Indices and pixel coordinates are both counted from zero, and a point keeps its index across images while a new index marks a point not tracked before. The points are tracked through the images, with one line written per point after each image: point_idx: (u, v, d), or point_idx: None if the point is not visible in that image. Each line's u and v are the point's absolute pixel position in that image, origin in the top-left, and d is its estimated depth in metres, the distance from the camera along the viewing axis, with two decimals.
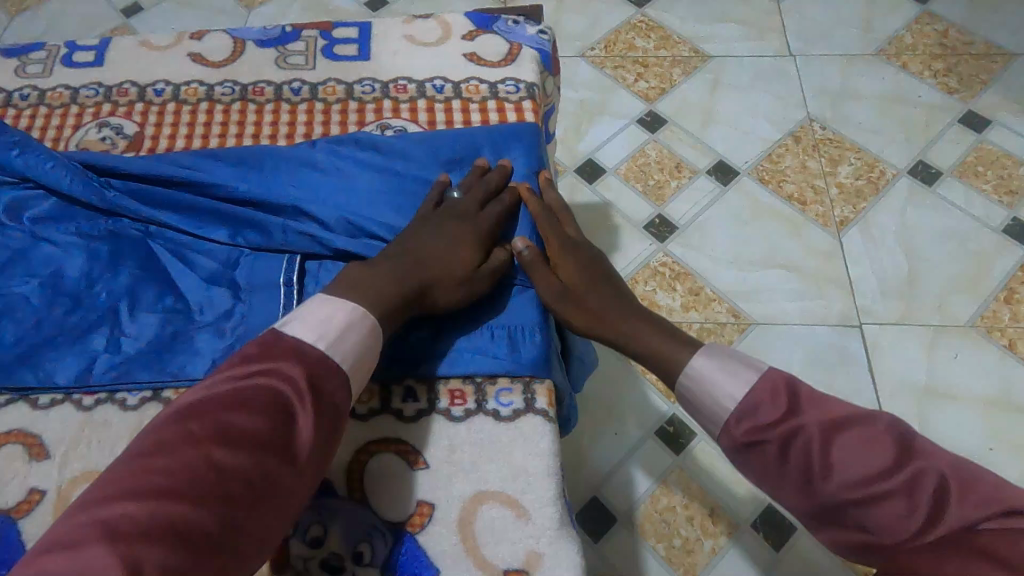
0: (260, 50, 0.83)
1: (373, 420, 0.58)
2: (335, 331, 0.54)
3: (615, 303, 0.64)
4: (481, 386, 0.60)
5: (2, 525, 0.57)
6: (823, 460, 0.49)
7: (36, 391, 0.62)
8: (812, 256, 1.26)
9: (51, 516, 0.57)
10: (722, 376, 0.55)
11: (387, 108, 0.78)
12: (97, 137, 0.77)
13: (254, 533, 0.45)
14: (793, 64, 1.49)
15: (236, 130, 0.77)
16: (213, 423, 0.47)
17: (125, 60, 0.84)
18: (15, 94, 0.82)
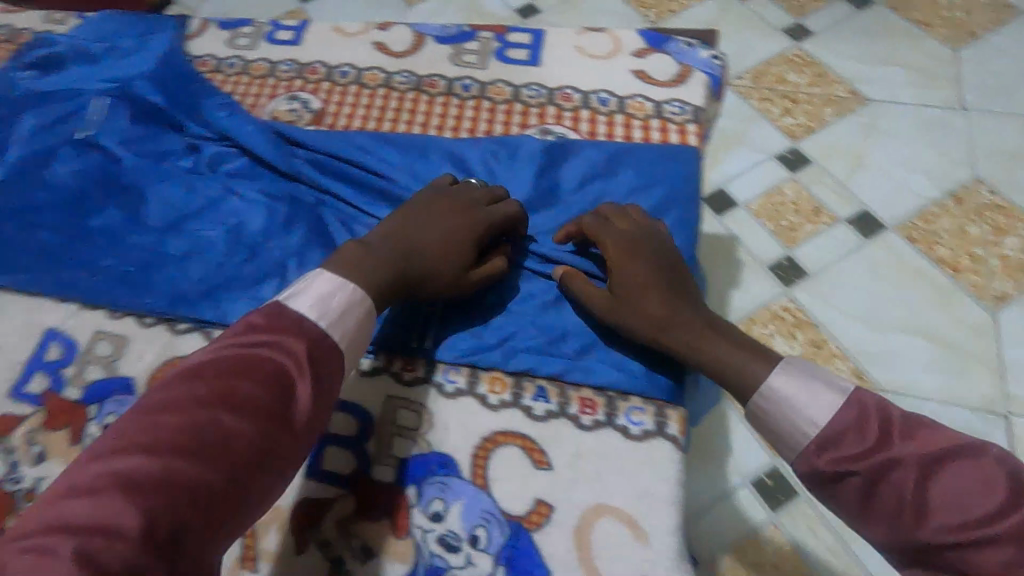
0: (437, 46, 0.89)
1: (503, 410, 0.61)
2: (335, 311, 0.54)
3: (681, 307, 0.59)
4: (613, 400, 0.61)
5: None
6: (916, 498, 0.44)
7: (212, 325, 0.70)
8: (959, 329, 1.15)
9: None
10: (803, 397, 0.50)
11: (550, 114, 0.81)
12: (287, 108, 0.85)
13: (257, 495, 0.45)
14: (964, 119, 1.37)
15: (408, 118, 0.83)
16: (217, 386, 0.47)
17: (318, 41, 0.92)
18: (224, 62, 0.92)
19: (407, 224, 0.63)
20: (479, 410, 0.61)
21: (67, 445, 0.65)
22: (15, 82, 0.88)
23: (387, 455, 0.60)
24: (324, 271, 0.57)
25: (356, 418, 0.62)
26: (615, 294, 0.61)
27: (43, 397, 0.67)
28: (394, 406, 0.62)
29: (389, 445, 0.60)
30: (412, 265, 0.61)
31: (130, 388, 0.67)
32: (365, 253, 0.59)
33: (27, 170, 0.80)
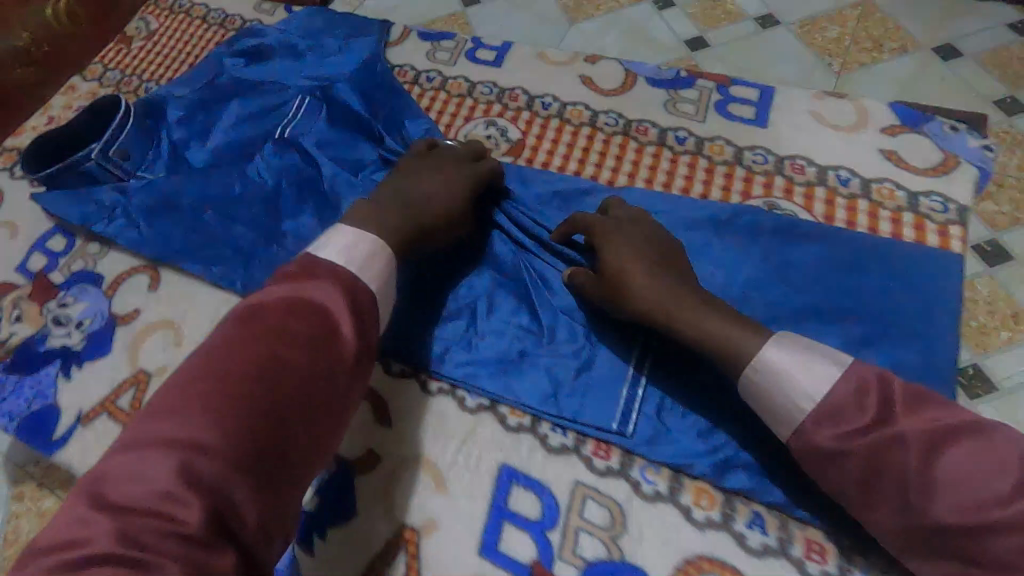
0: (650, 89, 0.84)
1: (710, 532, 0.59)
2: (362, 256, 0.55)
3: (671, 283, 0.60)
4: (847, 552, 0.57)
5: (345, 473, 0.64)
6: (922, 473, 0.46)
7: (391, 358, 0.69)
8: None
9: (382, 484, 0.63)
10: (798, 369, 0.51)
11: (779, 187, 0.74)
12: (483, 134, 0.83)
13: (319, 421, 0.47)
14: None
15: (613, 163, 0.79)
16: (276, 322, 0.48)
17: (520, 66, 0.88)
18: (422, 74, 0.90)
19: (399, 183, 0.67)
20: (682, 523, 0.59)
21: None
22: (222, 66, 0.92)
23: (574, 554, 0.58)
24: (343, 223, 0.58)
25: (545, 503, 0.61)
26: (615, 272, 0.62)
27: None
28: (583, 495, 0.61)
29: (577, 541, 0.59)
30: (420, 215, 0.64)
31: None
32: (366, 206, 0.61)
33: (227, 159, 0.84)
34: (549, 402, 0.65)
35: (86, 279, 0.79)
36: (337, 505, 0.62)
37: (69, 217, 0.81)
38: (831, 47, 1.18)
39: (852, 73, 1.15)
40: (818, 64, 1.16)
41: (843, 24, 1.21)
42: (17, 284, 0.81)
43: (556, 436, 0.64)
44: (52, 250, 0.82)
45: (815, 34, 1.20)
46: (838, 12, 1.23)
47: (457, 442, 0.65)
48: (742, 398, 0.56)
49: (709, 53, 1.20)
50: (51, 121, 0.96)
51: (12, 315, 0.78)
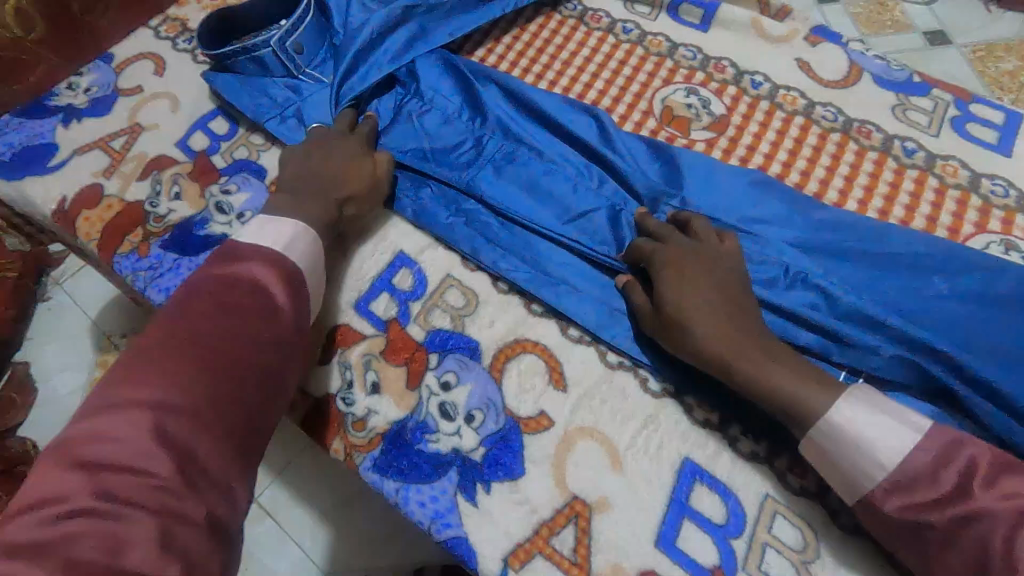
0: (878, 88, 0.76)
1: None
2: (287, 236, 0.57)
3: (725, 316, 0.55)
4: None
5: (510, 428, 0.58)
6: (1000, 552, 0.42)
7: (570, 320, 0.63)
8: None
9: (552, 450, 0.57)
10: (870, 436, 0.48)
11: (1021, 226, 0.65)
12: (684, 101, 0.78)
13: (268, 382, 0.50)
14: None
15: (829, 164, 0.72)
16: (215, 300, 0.51)
17: (729, 34, 0.83)
18: (619, 23, 0.86)
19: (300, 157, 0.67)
20: (882, 565, 0.50)
21: (402, 388, 0.61)
22: None
23: (759, 569, 0.51)
24: (262, 215, 0.59)
25: (730, 509, 0.53)
26: (666, 308, 0.56)
27: (386, 325, 0.65)
28: (773, 511, 0.53)
29: (762, 557, 0.51)
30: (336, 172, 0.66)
31: (475, 352, 0.63)
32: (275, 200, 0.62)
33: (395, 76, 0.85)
34: (742, 405, 0.57)
35: (243, 169, 0.78)
36: (496, 460, 0.57)
37: (240, 104, 0.81)
38: (1004, 81, 1.08)
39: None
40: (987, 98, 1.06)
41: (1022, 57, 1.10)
42: (177, 160, 0.80)
43: (746, 441, 0.56)
44: (215, 132, 0.82)
45: (988, 63, 1.10)
46: (1020, 43, 1.11)
47: (639, 425, 0.58)
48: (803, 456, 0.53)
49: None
50: None
51: (171, 192, 0.77)
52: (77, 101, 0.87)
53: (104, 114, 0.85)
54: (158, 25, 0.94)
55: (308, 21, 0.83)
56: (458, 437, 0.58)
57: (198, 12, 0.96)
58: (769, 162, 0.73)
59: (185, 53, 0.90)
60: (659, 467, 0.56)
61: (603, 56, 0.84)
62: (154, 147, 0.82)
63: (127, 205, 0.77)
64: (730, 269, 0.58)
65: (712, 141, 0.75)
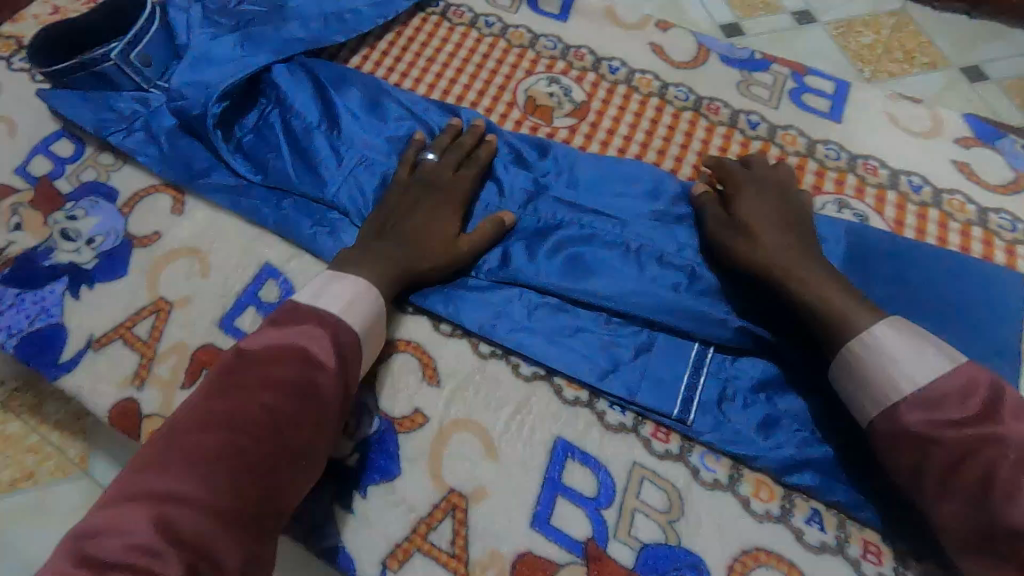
0: (724, 67, 0.80)
1: (768, 524, 0.53)
2: (347, 298, 0.55)
3: (794, 240, 0.57)
4: (909, 559, 0.51)
5: (385, 430, 0.58)
6: (1011, 476, 0.44)
7: (442, 318, 0.63)
8: None
9: (428, 446, 0.57)
10: (907, 355, 0.48)
11: (851, 185, 0.70)
12: (546, 90, 0.80)
13: (297, 464, 0.47)
14: None
15: (682, 141, 0.75)
16: (255, 373, 0.48)
17: (587, 23, 0.85)
18: (481, 17, 0.87)
19: (396, 210, 0.63)
20: (740, 514, 0.54)
21: None
22: None
23: (630, 534, 0.53)
24: (332, 269, 0.58)
25: (601, 481, 0.55)
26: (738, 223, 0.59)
27: None
28: (640, 477, 0.55)
29: (632, 522, 0.53)
30: (414, 249, 0.61)
31: None
32: (362, 263, 0.59)
33: None
34: (605, 380, 0.59)
35: (92, 192, 0.73)
36: (373, 464, 0.56)
37: (83, 121, 0.76)
38: (864, 53, 1.16)
39: (883, 81, 1.13)
40: (850, 68, 1.15)
41: (878, 31, 1.19)
42: (17, 188, 0.74)
43: (614, 414, 0.58)
44: (58, 155, 0.76)
45: (850, 38, 1.18)
46: (874, 18, 1.20)
47: (510, 411, 0.58)
48: (830, 378, 0.53)
49: (744, 41, 1.18)
50: (55, 11, 0.91)
51: (10, 223, 0.71)
52: None
53: None
54: None
55: (153, 32, 0.79)
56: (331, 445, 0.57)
57: (36, 27, 0.89)
58: (628, 144, 0.76)
59: (22, 72, 0.84)
60: (532, 449, 0.57)
61: (467, 51, 0.84)
62: None
63: None
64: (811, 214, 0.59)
65: (574, 127, 0.77)
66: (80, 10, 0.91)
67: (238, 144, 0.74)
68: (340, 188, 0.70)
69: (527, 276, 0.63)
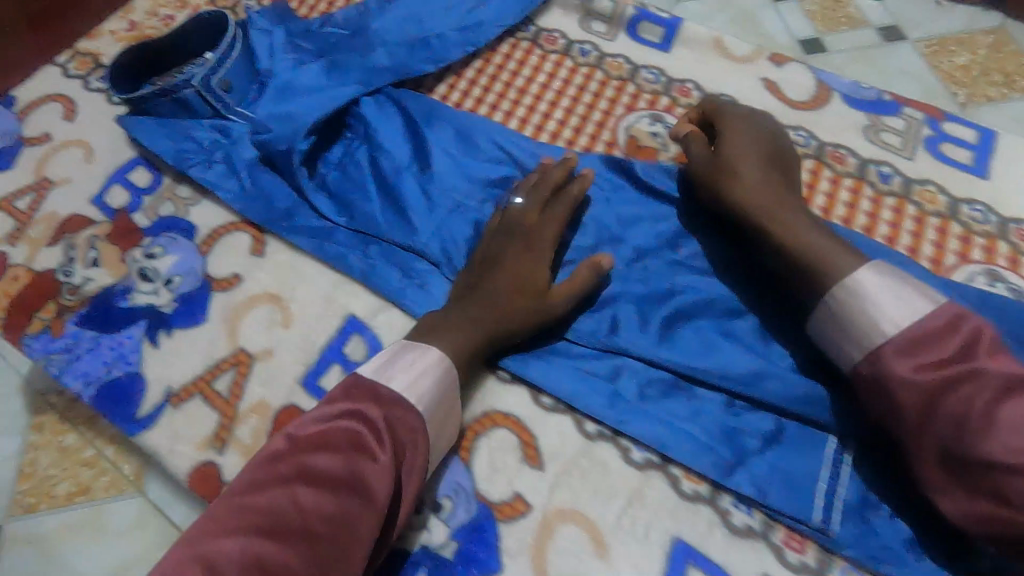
0: (848, 109, 0.73)
1: None
2: (411, 372, 0.50)
3: (774, 184, 0.56)
4: None
5: (483, 517, 0.53)
6: (984, 411, 0.42)
7: (544, 389, 0.58)
8: None
9: (532, 538, 0.52)
10: (885, 294, 0.47)
11: (1003, 255, 0.63)
12: (649, 130, 0.73)
13: (330, 573, 0.40)
14: None
15: (804, 194, 0.68)
16: (300, 463, 0.44)
17: (692, 54, 0.79)
18: (575, 45, 0.81)
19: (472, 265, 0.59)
20: None
21: None
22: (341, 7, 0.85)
23: None
24: (403, 339, 0.54)
25: None
26: (719, 160, 0.58)
27: None
28: None
29: None
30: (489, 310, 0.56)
31: None
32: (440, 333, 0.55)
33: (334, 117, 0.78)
34: (732, 475, 0.52)
35: (169, 227, 0.70)
36: (472, 556, 0.52)
37: (162, 151, 0.73)
38: (959, 74, 0.99)
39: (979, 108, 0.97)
40: (941, 93, 0.98)
41: (974, 51, 1.02)
42: (93, 219, 0.71)
43: (739, 514, 0.52)
44: (135, 185, 0.73)
45: (941, 57, 1.01)
46: (970, 36, 1.03)
47: (623, 502, 0.53)
48: (810, 326, 0.51)
49: (825, 58, 1.02)
50: (132, 28, 0.88)
51: (87, 258, 0.68)
52: None
53: (7, 168, 0.76)
54: (67, 61, 0.85)
55: (235, 56, 0.75)
56: (424, 531, 0.53)
57: (113, 44, 0.87)
58: None
59: (99, 93, 0.81)
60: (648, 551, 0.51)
61: (560, 81, 0.78)
62: (67, 205, 0.73)
63: (36, 274, 0.68)
64: (780, 152, 0.60)
65: None
66: (158, 27, 0.88)
67: (324, 181, 0.70)
68: (432, 237, 0.65)
69: (640, 349, 0.57)
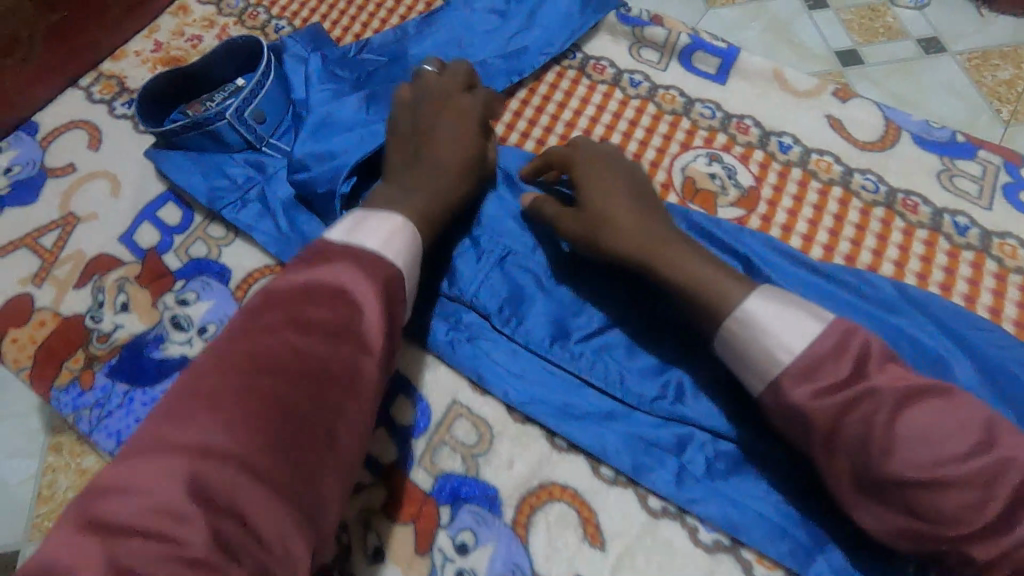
0: (919, 151, 0.68)
1: None
2: (384, 235, 0.49)
3: (650, 216, 0.55)
4: None
5: None
6: (887, 427, 0.42)
7: (604, 460, 0.54)
8: None
9: None
10: (776, 323, 0.46)
11: None
12: (707, 171, 0.69)
13: (337, 412, 0.41)
14: None
15: (876, 245, 0.64)
16: (289, 311, 0.42)
17: (750, 86, 0.74)
18: (625, 75, 0.77)
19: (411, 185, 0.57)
20: None
21: (411, 553, 0.53)
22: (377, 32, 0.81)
23: None
24: (359, 207, 0.52)
25: None
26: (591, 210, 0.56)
27: (388, 471, 0.56)
28: None
29: None
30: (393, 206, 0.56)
31: (495, 502, 0.54)
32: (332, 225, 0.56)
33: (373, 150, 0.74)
34: (811, 564, 0.49)
35: (201, 270, 0.66)
36: None
37: (192, 188, 0.69)
38: (1002, 90, 0.91)
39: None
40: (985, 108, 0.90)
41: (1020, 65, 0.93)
42: (121, 260, 0.68)
43: None
44: (166, 223, 0.70)
45: (984, 72, 0.92)
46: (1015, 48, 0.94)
47: None
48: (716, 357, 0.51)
49: (862, 71, 0.94)
50: (158, 48, 0.84)
51: (116, 302, 0.65)
52: None
53: (30, 201, 0.73)
54: (90, 84, 0.81)
55: (269, 86, 0.71)
56: None
57: (138, 67, 0.83)
58: (809, 245, 0.64)
59: (124, 119, 0.78)
60: None
61: (610, 115, 0.74)
62: (93, 243, 0.69)
63: (64, 320, 0.65)
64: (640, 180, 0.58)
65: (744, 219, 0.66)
66: (184, 48, 0.84)
67: None
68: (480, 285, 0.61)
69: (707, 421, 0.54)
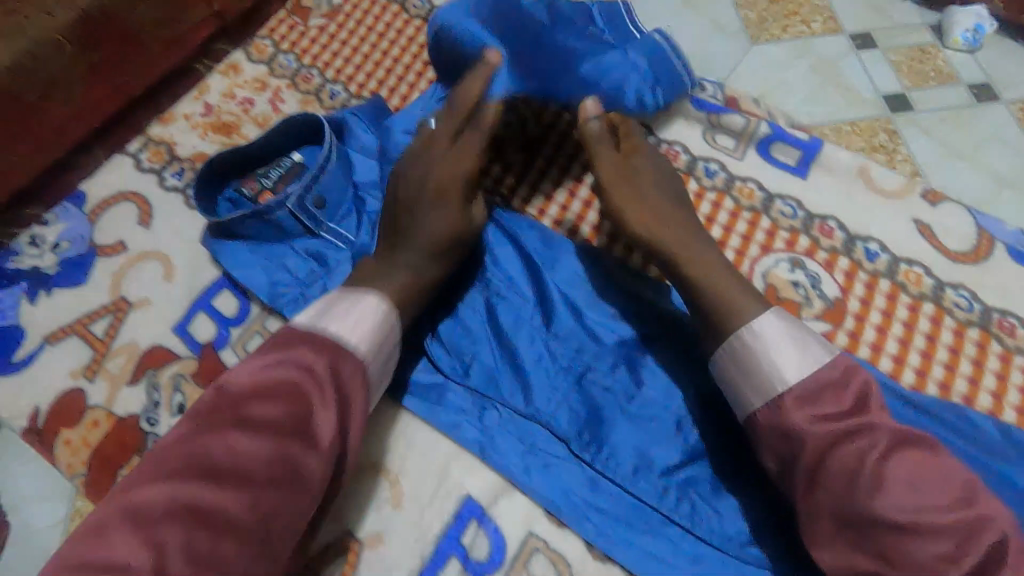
0: (1015, 266, 0.65)
1: None
2: (354, 323, 0.50)
3: (683, 220, 0.58)
4: None
5: None
6: (874, 467, 0.42)
7: None
8: None
9: None
10: (790, 345, 0.48)
11: None
12: (790, 279, 0.66)
13: (279, 510, 0.43)
14: None
15: (970, 372, 0.61)
16: (241, 407, 0.44)
17: (834, 183, 0.71)
18: (700, 162, 0.73)
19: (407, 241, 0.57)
20: None
21: None
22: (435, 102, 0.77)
23: None
24: (341, 287, 0.54)
25: None
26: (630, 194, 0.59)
27: None
28: None
29: None
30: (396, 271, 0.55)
31: None
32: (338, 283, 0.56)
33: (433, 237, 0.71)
34: None
35: None
36: None
37: (252, 280, 0.66)
38: None
39: None
40: None
41: None
42: (177, 354, 0.65)
43: None
44: (221, 314, 0.67)
45: None
46: None
47: None
48: (715, 365, 0.52)
49: (910, 119, 0.82)
50: (207, 111, 0.80)
51: (174, 402, 0.63)
52: (45, 263, 0.71)
53: (80, 283, 0.70)
54: (139, 151, 0.77)
55: (332, 168, 0.68)
56: None
57: (188, 132, 0.79)
58: (899, 368, 0.62)
59: (176, 193, 0.75)
60: None
61: None
62: (147, 334, 0.66)
63: (119, 420, 0.63)
64: (674, 183, 0.62)
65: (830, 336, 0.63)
66: (236, 112, 0.80)
67: (432, 325, 0.62)
68: (555, 407, 0.59)
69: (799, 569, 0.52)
